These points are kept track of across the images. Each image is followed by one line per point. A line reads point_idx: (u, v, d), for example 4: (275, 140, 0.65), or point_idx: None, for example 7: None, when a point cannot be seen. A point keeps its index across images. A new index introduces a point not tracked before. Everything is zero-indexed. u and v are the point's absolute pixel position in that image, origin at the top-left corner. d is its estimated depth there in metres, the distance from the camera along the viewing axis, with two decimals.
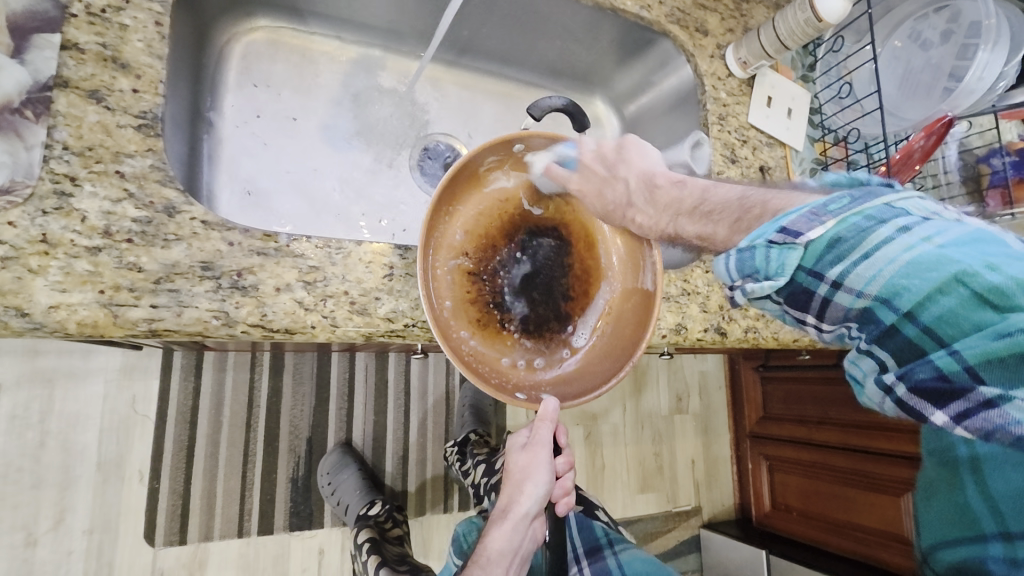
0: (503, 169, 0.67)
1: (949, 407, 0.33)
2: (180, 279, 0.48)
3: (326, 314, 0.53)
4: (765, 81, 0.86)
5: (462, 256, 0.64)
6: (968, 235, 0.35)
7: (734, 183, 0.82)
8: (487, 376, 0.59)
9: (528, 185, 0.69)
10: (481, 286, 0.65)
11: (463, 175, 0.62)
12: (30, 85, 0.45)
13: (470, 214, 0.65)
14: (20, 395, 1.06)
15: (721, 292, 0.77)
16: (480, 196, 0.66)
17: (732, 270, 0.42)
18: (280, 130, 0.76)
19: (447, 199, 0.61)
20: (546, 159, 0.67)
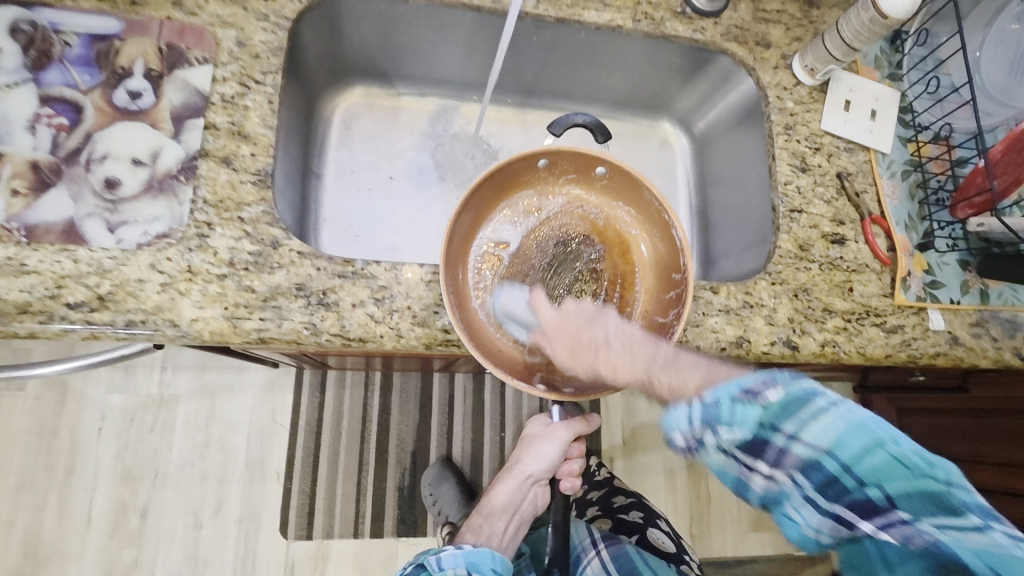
0: (532, 183, 0.70)
1: (875, 523, 0.40)
2: (281, 298, 0.60)
3: (392, 326, 0.62)
4: (840, 85, 0.83)
5: (495, 261, 0.70)
6: (867, 418, 0.41)
7: (804, 193, 0.79)
8: (511, 364, 0.63)
9: (564, 203, 0.73)
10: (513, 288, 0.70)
11: (493, 193, 0.68)
12: (183, 157, 0.61)
13: (505, 224, 0.71)
14: (192, 403, 1.31)
15: (791, 305, 0.75)
16: (510, 208, 0.71)
17: (695, 418, 0.44)
18: (374, 175, 0.89)
19: (480, 209, 0.67)
20: (579, 178, 0.70)
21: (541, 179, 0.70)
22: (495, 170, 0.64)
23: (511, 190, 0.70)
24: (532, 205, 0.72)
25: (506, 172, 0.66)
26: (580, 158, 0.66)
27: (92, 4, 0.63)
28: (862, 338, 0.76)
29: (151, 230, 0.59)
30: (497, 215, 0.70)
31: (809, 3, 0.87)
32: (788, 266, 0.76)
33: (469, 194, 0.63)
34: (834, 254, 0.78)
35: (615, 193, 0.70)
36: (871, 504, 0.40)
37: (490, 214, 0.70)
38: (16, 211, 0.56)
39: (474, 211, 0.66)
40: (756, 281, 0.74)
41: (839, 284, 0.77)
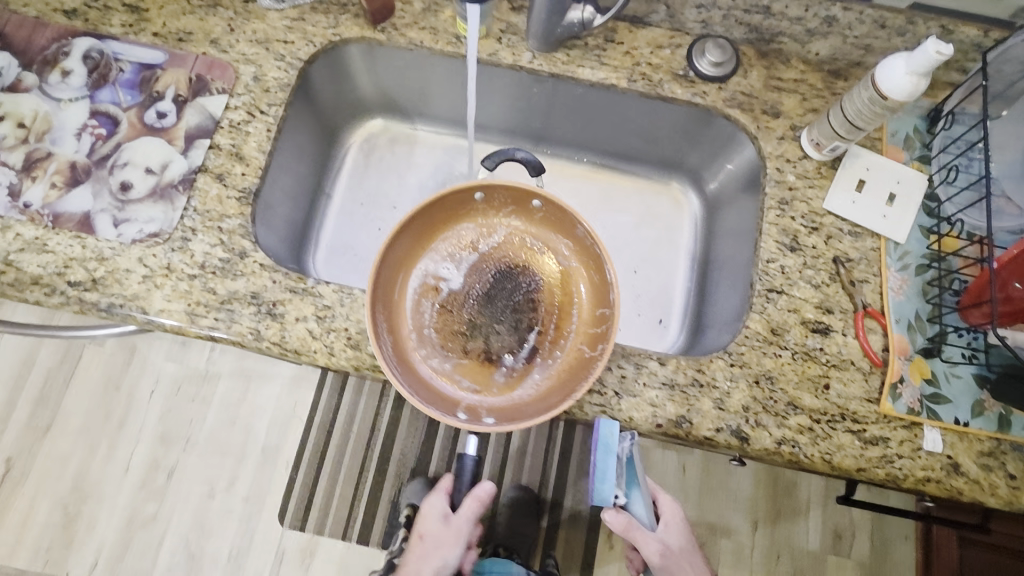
0: (472, 215, 0.71)
1: None
2: (236, 303, 0.68)
3: (326, 343, 0.67)
4: (853, 162, 0.77)
5: (431, 287, 0.70)
6: None
7: (789, 273, 0.73)
8: (431, 393, 0.62)
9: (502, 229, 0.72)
10: (448, 315, 0.70)
11: (426, 224, 0.68)
12: (185, 170, 0.71)
13: (441, 252, 0.71)
14: (230, 383, 1.46)
15: (749, 391, 0.69)
16: (451, 238, 0.71)
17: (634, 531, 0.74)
18: (380, 202, 0.96)
19: (414, 240, 0.68)
20: (511, 205, 0.70)
21: (474, 207, 0.70)
22: (431, 199, 0.66)
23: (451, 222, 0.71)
24: (474, 237, 0.72)
25: (442, 202, 0.67)
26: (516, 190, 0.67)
27: (149, 39, 0.76)
28: (830, 443, 0.68)
29: (146, 228, 0.69)
30: (434, 244, 0.71)
31: (836, 74, 0.81)
32: (753, 348, 0.70)
33: (397, 226, 0.64)
34: (812, 344, 0.71)
35: (554, 227, 0.70)
36: None
37: (429, 243, 0.70)
38: (49, 200, 0.69)
39: (409, 237, 0.67)
40: (712, 359, 0.70)
41: (812, 378, 0.70)
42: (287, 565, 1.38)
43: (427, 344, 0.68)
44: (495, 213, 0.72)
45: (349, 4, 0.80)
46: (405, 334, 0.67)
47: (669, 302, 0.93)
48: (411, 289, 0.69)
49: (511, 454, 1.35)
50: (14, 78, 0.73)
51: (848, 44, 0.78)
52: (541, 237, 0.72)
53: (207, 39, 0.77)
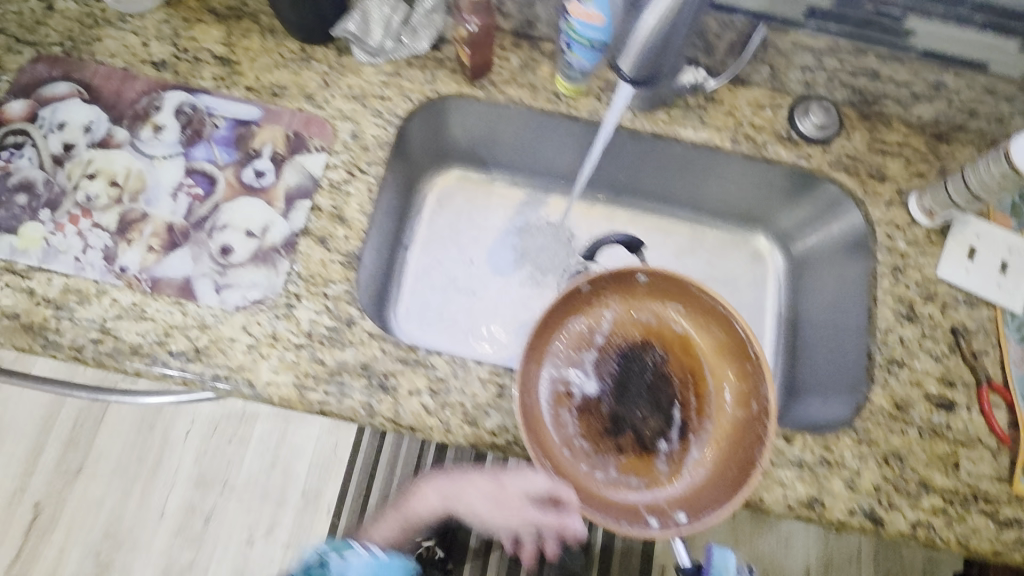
0: (575, 308, 0.62)
1: None
2: (346, 374, 0.64)
3: (442, 419, 0.63)
4: (965, 228, 0.75)
5: (559, 389, 0.62)
6: None
7: (909, 345, 0.71)
8: (620, 510, 0.55)
9: (608, 310, 0.63)
10: (585, 417, 0.61)
11: (536, 335, 0.59)
12: (287, 233, 0.68)
13: (556, 354, 0.62)
14: (269, 425, 1.40)
15: (879, 470, 0.66)
16: (560, 336, 0.62)
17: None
18: (458, 256, 0.93)
19: (531, 353, 0.58)
20: (612, 283, 0.61)
21: (579, 299, 0.61)
22: (542, 311, 0.56)
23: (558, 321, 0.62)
24: (580, 329, 0.63)
25: (549, 309, 0.58)
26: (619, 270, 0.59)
27: (242, 93, 0.73)
28: (966, 526, 0.65)
29: (249, 294, 0.65)
30: (547, 350, 0.61)
31: (937, 137, 0.81)
32: (879, 425, 0.68)
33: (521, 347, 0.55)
34: (938, 420, 0.69)
35: (660, 293, 0.62)
36: None
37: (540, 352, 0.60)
38: (147, 264, 0.65)
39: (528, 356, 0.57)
40: (839, 436, 0.67)
41: (941, 456, 0.67)
42: None
43: (579, 456, 0.60)
44: (594, 298, 0.63)
45: (443, 58, 0.78)
46: (559, 458, 0.58)
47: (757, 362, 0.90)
48: (541, 401, 0.60)
49: None
50: (104, 133, 0.69)
51: (951, 108, 0.78)
52: (649, 307, 0.64)
53: (303, 94, 0.74)
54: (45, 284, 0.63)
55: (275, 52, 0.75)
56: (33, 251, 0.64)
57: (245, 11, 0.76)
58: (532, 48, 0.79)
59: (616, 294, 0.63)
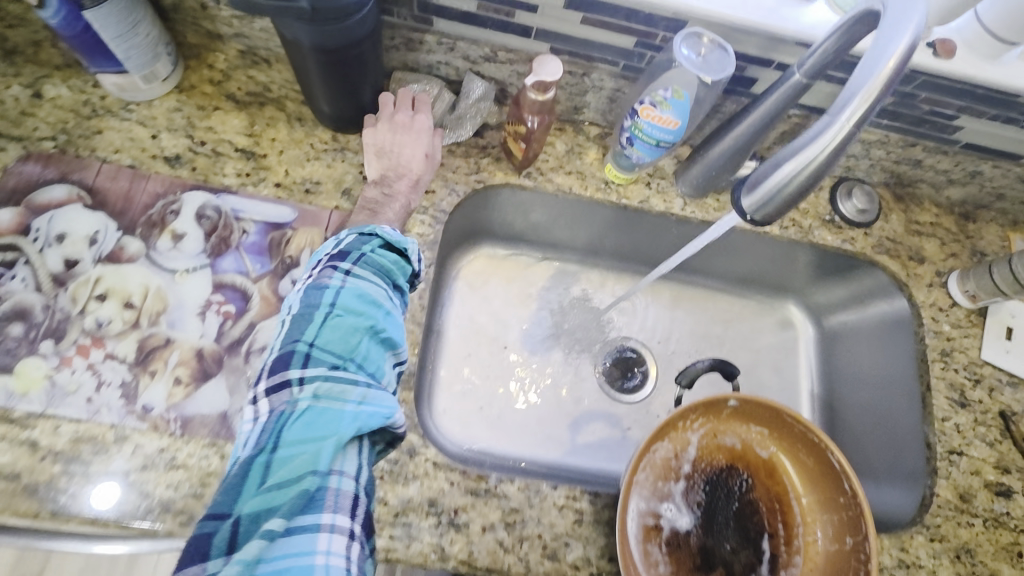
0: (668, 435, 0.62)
1: None
2: (412, 514, 0.58)
3: (521, 556, 0.58)
4: (1000, 310, 0.78)
5: (651, 520, 0.61)
6: None
7: (964, 432, 0.72)
8: None
9: (696, 436, 0.65)
10: (678, 552, 0.61)
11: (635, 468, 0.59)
12: None
13: (648, 483, 0.62)
14: None
15: (953, 568, 0.66)
16: (652, 463, 0.63)
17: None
18: (492, 341, 0.89)
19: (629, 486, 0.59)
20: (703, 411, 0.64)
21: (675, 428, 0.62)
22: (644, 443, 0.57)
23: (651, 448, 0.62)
24: (670, 455, 0.64)
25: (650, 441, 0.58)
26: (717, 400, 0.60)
27: (272, 192, 0.66)
28: None
29: None
30: (640, 480, 0.61)
31: (965, 216, 0.83)
32: (948, 519, 0.68)
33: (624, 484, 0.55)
34: (999, 509, 0.69)
35: (749, 420, 0.64)
36: None
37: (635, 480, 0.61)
38: (174, 400, 0.56)
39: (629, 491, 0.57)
40: (912, 535, 0.66)
41: (1006, 547, 0.68)
42: None
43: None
44: (686, 423, 0.64)
45: (488, 147, 0.73)
46: None
47: None
48: (636, 537, 0.59)
49: None
50: (113, 245, 0.60)
51: (980, 191, 0.80)
52: (734, 432, 0.66)
53: (339, 190, 0.67)
54: (51, 433, 0.53)
55: (305, 143, 0.69)
56: (35, 394, 0.54)
57: (268, 96, 0.70)
58: (578, 133, 0.76)
59: (704, 421, 0.65)
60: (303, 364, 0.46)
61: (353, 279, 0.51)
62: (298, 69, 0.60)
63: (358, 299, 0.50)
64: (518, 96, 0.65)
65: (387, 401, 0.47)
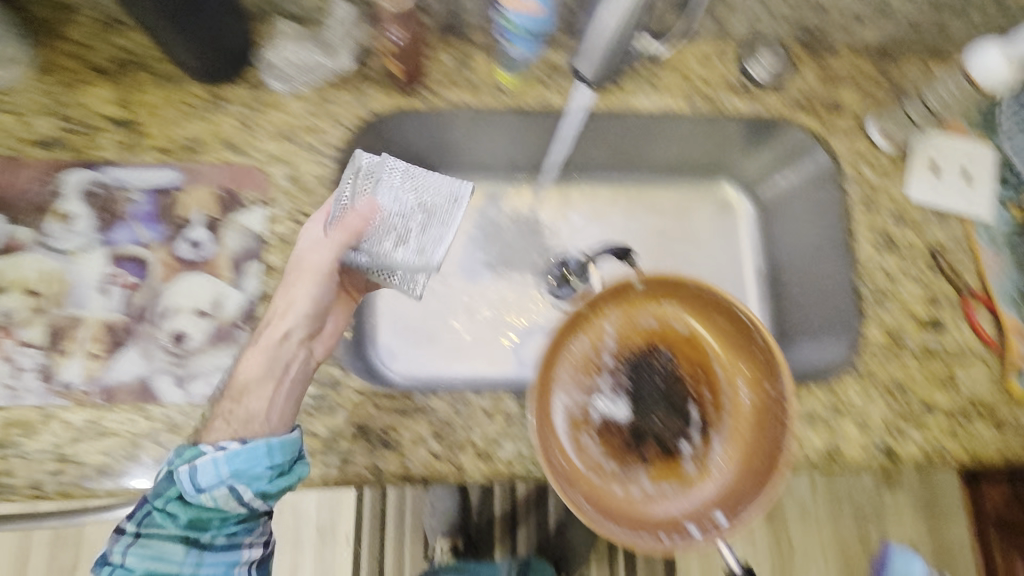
0: (579, 330, 0.63)
1: None
2: (343, 441, 0.60)
3: (455, 462, 0.61)
4: (925, 145, 0.75)
5: (577, 411, 0.64)
6: None
7: (891, 274, 0.72)
8: (651, 521, 0.59)
9: (611, 324, 0.64)
10: (608, 435, 0.64)
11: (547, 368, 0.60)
12: (243, 304, 0.62)
13: (568, 379, 0.63)
14: None
15: (885, 404, 0.68)
16: (569, 359, 0.63)
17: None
18: (429, 277, 0.88)
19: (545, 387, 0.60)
20: (611, 297, 0.63)
21: (585, 322, 0.63)
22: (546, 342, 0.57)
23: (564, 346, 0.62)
24: (587, 350, 0.64)
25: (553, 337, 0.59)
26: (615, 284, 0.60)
27: (154, 157, 0.65)
28: (970, 436, 0.68)
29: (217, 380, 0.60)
30: (559, 378, 0.63)
31: (886, 54, 0.79)
32: (877, 359, 0.69)
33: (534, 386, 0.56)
34: (930, 342, 0.70)
35: (657, 296, 0.64)
36: None
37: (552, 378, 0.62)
38: (94, 373, 0.59)
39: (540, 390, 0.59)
40: (843, 379, 0.68)
41: (938, 375, 0.69)
42: None
43: (610, 476, 0.62)
44: (596, 314, 0.63)
45: (368, 71, 0.70)
46: (588, 480, 0.61)
47: None
48: (562, 431, 0.62)
49: None
50: (4, 237, 0.60)
51: (897, 23, 0.76)
52: (650, 313, 0.65)
53: (222, 143, 0.66)
54: None
55: (178, 101, 0.67)
56: None
57: (132, 59, 0.68)
58: (462, 41, 0.73)
59: (616, 307, 0.64)
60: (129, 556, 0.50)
61: (141, 555, 0.50)
62: (146, 26, 0.57)
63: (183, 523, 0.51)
64: (380, 12, 0.66)
65: (230, 554, 0.52)
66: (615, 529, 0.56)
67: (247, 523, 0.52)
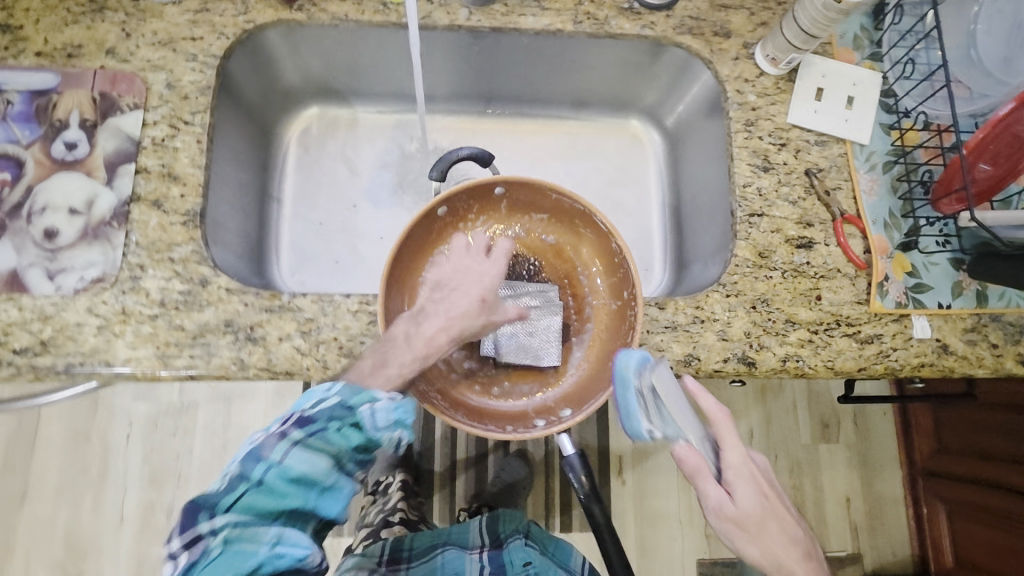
0: (444, 236, 0.66)
1: None
2: (210, 335, 0.63)
3: (319, 357, 0.63)
4: (812, 70, 0.77)
5: None
6: None
7: (767, 194, 0.74)
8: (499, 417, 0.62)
9: (478, 233, 0.68)
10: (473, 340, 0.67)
11: (407, 268, 0.63)
12: (116, 203, 0.64)
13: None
14: (210, 410, 1.40)
15: (748, 317, 0.70)
16: (434, 262, 0.66)
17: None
18: (338, 204, 0.90)
19: (404, 285, 0.63)
20: (476, 205, 0.66)
21: (450, 227, 0.66)
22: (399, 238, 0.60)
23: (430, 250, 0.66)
24: None
25: (410, 236, 0.62)
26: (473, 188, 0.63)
27: (33, 61, 0.66)
28: (831, 351, 0.70)
29: (87, 275, 0.62)
30: (424, 281, 0.66)
31: None
32: (745, 275, 0.71)
33: (384, 280, 0.59)
34: (799, 260, 0.72)
35: (522, 205, 0.67)
36: None
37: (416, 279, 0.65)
38: None
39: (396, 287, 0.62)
40: (708, 293, 0.70)
41: (804, 293, 0.71)
42: None
43: (469, 378, 0.65)
44: (463, 221, 0.67)
45: None
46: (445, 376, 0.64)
47: (648, 243, 0.92)
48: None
49: None
50: None
51: None
52: (519, 222, 0.68)
53: (102, 50, 0.68)
54: None
55: (60, 8, 0.68)
56: None
57: None
58: None
59: (483, 216, 0.67)
60: (209, 518, 0.46)
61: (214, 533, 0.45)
62: None
63: (291, 477, 0.48)
64: None
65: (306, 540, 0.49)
66: (458, 418, 0.59)
67: (370, 454, 0.52)
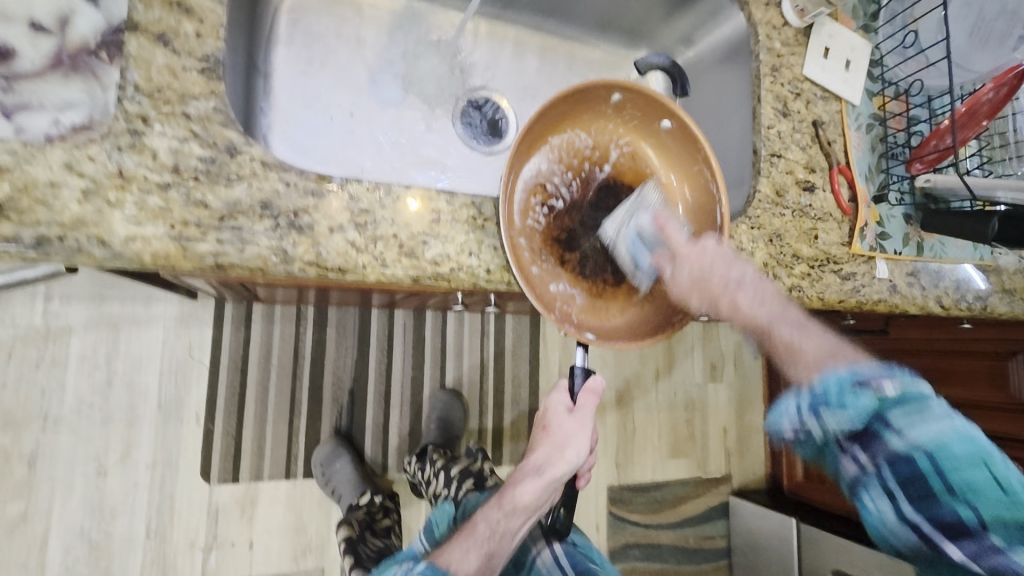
0: (591, 124, 0.69)
1: (966, 546, 0.45)
2: (242, 218, 0.50)
3: (376, 255, 0.55)
4: (823, 31, 0.83)
5: (540, 185, 0.67)
6: (951, 433, 0.48)
7: (784, 138, 0.80)
8: (538, 290, 0.61)
9: (617, 150, 0.71)
10: (550, 224, 0.68)
11: (554, 120, 0.65)
12: (103, 27, 0.48)
13: (555, 157, 0.69)
14: (89, 337, 1.12)
15: (766, 249, 0.76)
16: (565, 136, 0.68)
17: (802, 408, 0.54)
18: (337, 95, 0.78)
19: (539, 133, 0.65)
20: (637, 121, 0.69)
21: (597, 121, 0.69)
22: (578, 87, 0.62)
23: (574, 124, 0.68)
24: (583, 147, 0.70)
25: (582, 97, 0.65)
26: (654, 102, 0.66)
27: None
28: (823, 284, 0.78)
29: (64, 118, 0.46)
30: (551, 145, 0.68)
31: None
32: (765, 211, 0.77)
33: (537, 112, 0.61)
34: (804, 201, 0.80)
35: (666, 147, 0.70)
36: (962, 525, 0.46)
37: (546, 139, 0.67)
38: None
39: (541, 125, 0.64)
40: (737, 225, 0.75)
41: (807, 230, 0.79)
42: (225, 521, 1.18)
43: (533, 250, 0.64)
44: (613, 127, 0.70)
45: None
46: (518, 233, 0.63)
47: None
48: (523, 184, 0.66)
49: (448, 352, 1.36)
50: None
51: None
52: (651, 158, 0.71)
53: None
54: None
55: None
56: None
57: None
58: None
59: (629, 137, 0.71)
60: None
61: None
62: None
63: None
64: None
65: None
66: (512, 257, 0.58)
67: None
